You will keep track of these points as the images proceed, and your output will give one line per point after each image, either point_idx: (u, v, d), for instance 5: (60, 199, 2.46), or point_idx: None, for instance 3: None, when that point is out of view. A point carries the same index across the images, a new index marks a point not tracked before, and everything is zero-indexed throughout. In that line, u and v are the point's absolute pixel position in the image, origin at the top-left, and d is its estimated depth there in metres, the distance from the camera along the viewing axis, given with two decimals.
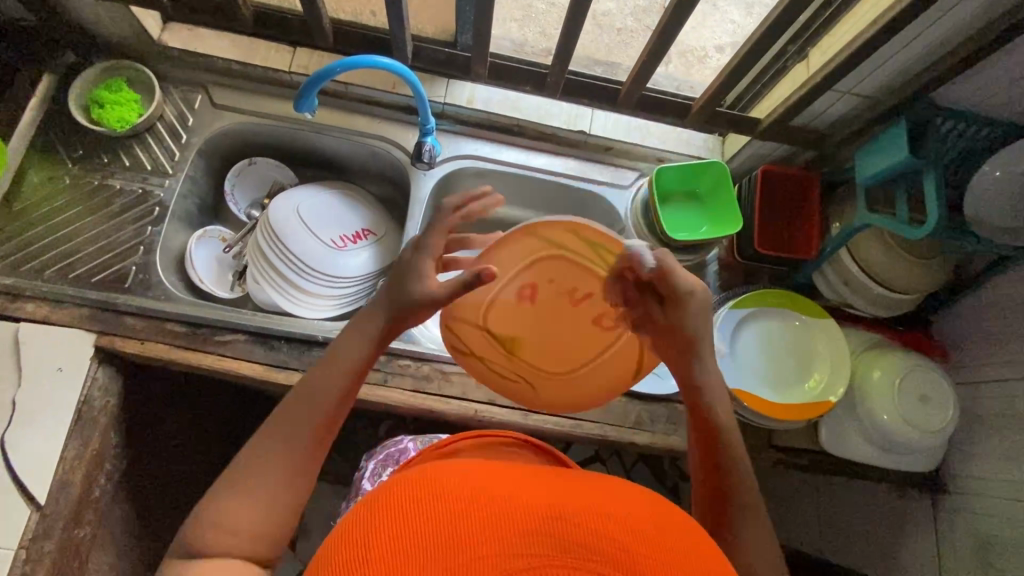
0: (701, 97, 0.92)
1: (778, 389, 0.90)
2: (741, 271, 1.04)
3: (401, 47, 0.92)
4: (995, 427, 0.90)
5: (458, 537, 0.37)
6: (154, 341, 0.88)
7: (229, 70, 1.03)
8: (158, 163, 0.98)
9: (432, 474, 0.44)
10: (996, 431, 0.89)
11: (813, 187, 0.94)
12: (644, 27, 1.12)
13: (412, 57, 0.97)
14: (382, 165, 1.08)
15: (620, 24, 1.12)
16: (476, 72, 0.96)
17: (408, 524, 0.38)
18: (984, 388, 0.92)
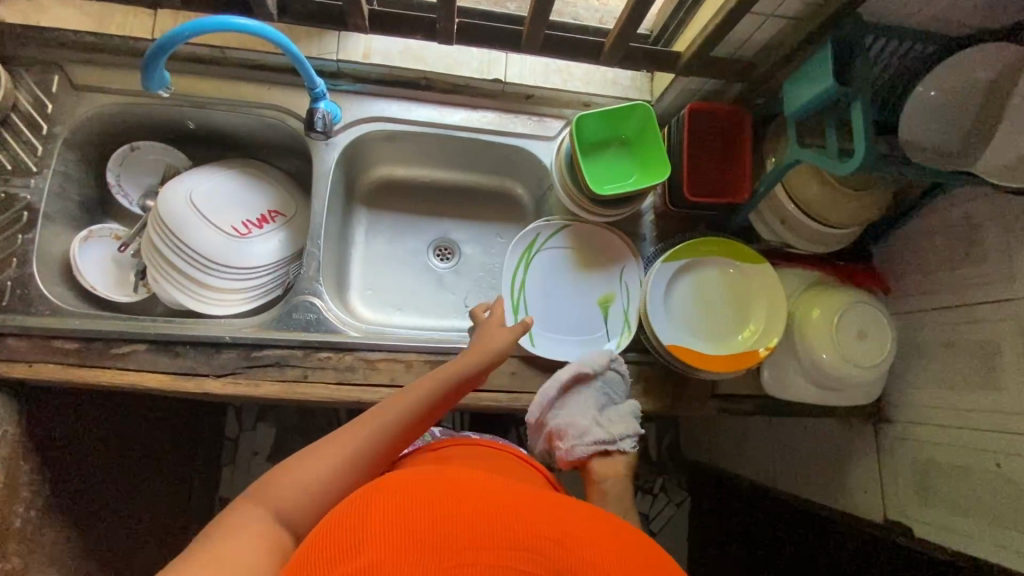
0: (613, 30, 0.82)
1: (714, 341, 0.87)
2: (677, 219, 0.98)
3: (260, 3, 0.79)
4: (933, 355, 0.89)
5: (452, 543, 0.40)
6: (43, 362, 0.80)
7: (83, 44, 0.89)
8: (19, 161, 0.87)
9: (421, 483, 0.47)
10: (935, 358, 0.89)
11: (744, 125, 0.87)
12: None
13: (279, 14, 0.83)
14: (282, 138, 0.98)
15: None
16: (354, 24, 0.83)
17: (407, 528, 0.41)
18: (923, 317, 0.91)
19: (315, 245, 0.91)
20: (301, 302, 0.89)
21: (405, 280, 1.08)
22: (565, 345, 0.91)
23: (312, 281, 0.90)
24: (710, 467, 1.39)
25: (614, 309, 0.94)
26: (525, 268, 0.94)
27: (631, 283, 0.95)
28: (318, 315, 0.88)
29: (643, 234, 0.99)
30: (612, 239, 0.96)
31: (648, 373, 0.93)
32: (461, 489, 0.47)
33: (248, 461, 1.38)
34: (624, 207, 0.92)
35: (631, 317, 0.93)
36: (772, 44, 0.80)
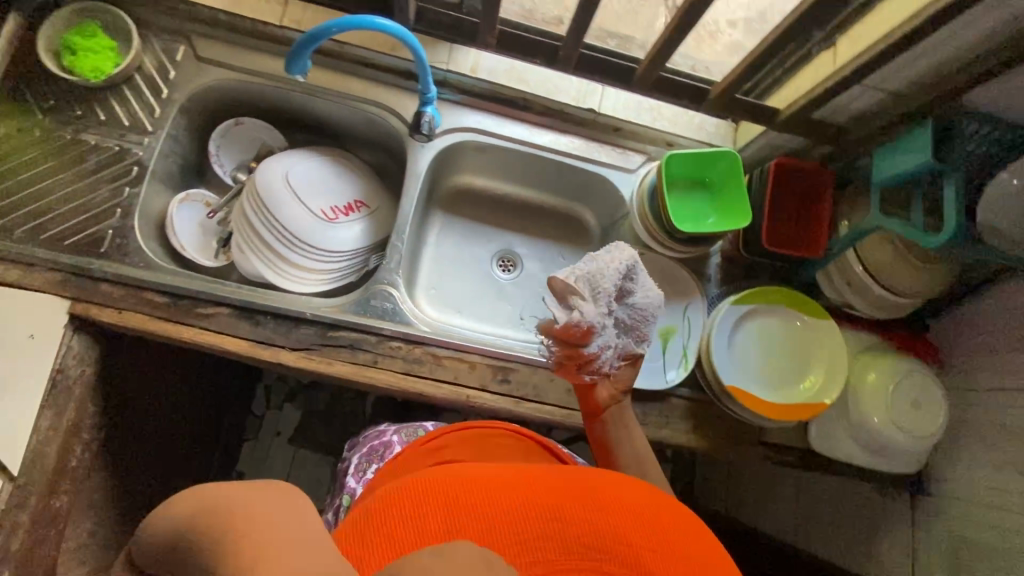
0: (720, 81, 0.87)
1: (772, 388, 0.89)
2: (743, 265, 1.01)
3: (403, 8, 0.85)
4: (979, 434, 0.91)
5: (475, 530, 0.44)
6: (132, 311, 0.83)
7: (213, 20, 0.94)
8: (137, 119, 0.91)
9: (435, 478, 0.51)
10: (980, 438, 0.91)
11: (826, 184, 0.91)
12: None
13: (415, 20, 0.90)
14: (379, 134, 1.03)
15: None
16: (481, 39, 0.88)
17: (412, 523, 0.45)
18: (973, 396, 0.93)
19: (398, 239, 0.95)
20: (378, 290, 0.92)
21: (467, 284, 1.12)
22: None
23: (390, 273, 0.94)
24: (724, 514, 1.39)
25: (675, 342, 0.96)
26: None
27: (694, 319, 0.97)
28: (393, 305, 0.91)
29: (709, 274, 1.02)
30: (681, 275, 0.99)
31: (698, 410, 0.95)
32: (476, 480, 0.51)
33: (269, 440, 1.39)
34: (698, 246, 0.96)
35: (692, 353, 0.95)
36: (867, 115, 0.84)
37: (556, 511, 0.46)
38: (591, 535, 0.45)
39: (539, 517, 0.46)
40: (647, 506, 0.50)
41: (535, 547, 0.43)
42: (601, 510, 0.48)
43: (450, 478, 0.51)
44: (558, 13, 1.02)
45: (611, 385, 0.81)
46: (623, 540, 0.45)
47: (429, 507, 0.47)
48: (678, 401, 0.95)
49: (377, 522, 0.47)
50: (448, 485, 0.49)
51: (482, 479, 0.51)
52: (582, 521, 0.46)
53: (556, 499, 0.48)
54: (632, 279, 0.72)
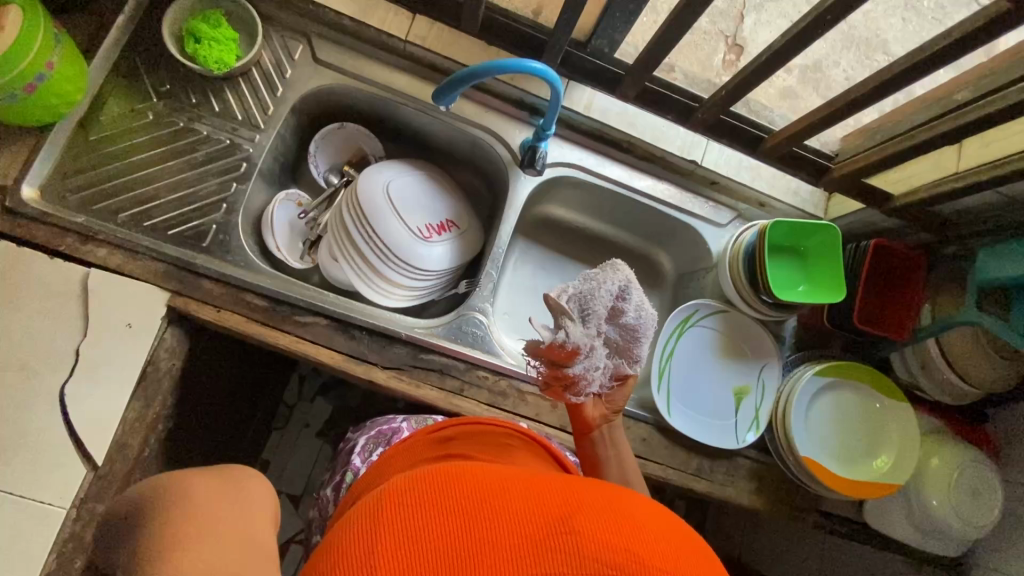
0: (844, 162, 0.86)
1: (845, 463, 0.91)
2: (820, 333, 1.03)
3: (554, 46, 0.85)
4: None
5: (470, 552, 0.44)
6: (231, 311, 0.83)
7: (337, 24, 0.93)
8: (250, 115, 0.90)
9: (437, 481, 0.50)
10: None
11: (918, 270, 0.93)
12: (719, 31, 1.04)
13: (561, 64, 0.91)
14: (479, 156, 1.02)
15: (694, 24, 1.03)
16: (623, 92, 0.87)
17: (409, 538, 0.45)
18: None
19: (493, 267, 0.95)
20: (469, 317, 0.92)
21: (539, 313, 1.12)
22: (696, 427, 0.95)
23: (482, 300, 0.94)
24: None
25: (747, 402, 0.98)
26: (677, 338, 0.98)
27: (769, 382, 0.99)
28: (483, 333, 0.92)
29: (784, 337, 1.03)
30: (759, 335, 1.00)
31: (763, 472, 0.97)
32: (477, 484, 0.50)
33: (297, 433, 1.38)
34: (783, 310, 0.98)
35: (765, 416, 0.97)
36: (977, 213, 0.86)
37: (567, 521, 0.46)
38: (599, 549, 0.44)
39: (548, 530, 0.45)
40: (655, 520, 0.49)
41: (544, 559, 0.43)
42: (611, 523, 0.47)
43: (469, 482, 0.50)
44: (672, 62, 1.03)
45: (602, 403, 0.85)
46: (630, 556, 0.44)
47: (446, 518, 0.46)
48: (745, 460, 0.96)
49: (393, 526, 0.46)
50: (466, 492, 0.49)
51: (497, 486, 0.50)
52: (590, 533, 0.45)
53: (564, 508, 0.48)
54: (619, 303, 0.76)
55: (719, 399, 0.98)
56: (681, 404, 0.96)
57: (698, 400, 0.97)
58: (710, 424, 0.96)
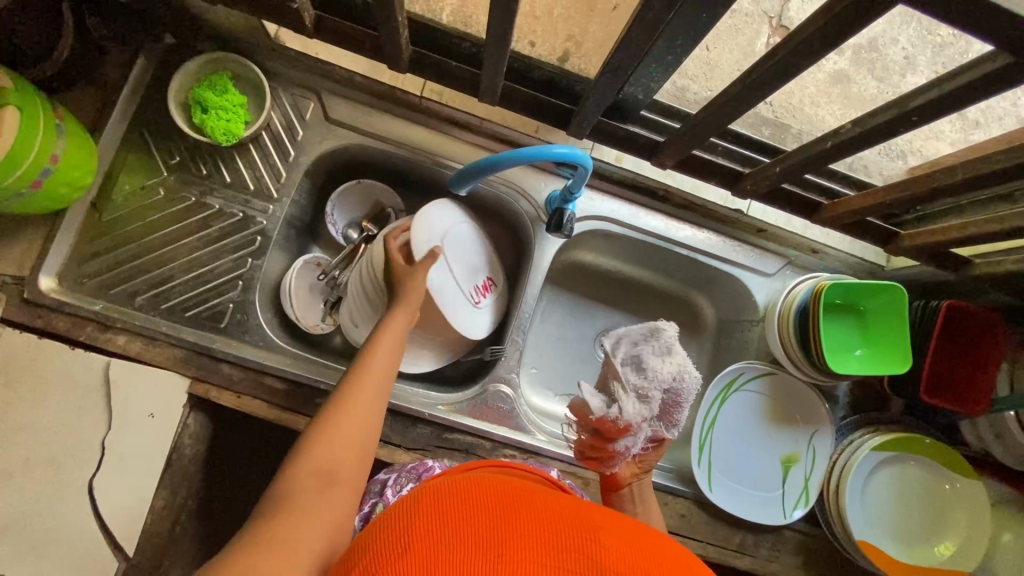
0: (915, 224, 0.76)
1: (908, 547, 0.84)
2: (877, 394, 0.94)
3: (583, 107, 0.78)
4: None
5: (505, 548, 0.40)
6: (251, 397, 0.81)
7: (348, 80, 0.87)
8: (262, 183, 0.86)
9: (477, 487, 0.48)
10: None
11: (999, 336, 0.82)
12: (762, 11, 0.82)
13: (590, 130, 0.83)
14: (503, 209, 0.96)
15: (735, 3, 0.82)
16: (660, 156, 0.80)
17: (443, 531, 0.42)
18: None
19: (519, 334, 0.90)
20: (495, 390, 0.88)
21: (569, 367, 1.06)
22: (740, 502, 0.89)
23: (508, 370, 0.89)
24: None
25: (796, 472, 0.91)
26: (719, 405, 0.91)
27: (820, 450, 0.91)
28: (509, 407, 0.87)
29: (837, 398, 0.95)
30: (808, 399, 0.92)
31: (811, 545, 0.91)
32: (514, 496, 0.48)
33: None
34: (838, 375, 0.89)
35: (816, 489, 0.90)
36: None
37: (596, 534, 0.44)
38: (626, 566, 0.41)
39: (575, 537, 0.43)
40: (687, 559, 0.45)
41: (566, 560, 0.40)
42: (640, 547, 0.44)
43: (499, 490, 0.48)
44: None
45: (633, 463, 0.78)
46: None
47: (477, 510, 0.44)
48: (792, 534, 0.90)
49: (427, 509, 0.44)
50: (496, 494, 0.47)
51: (528, 498, 0.48)
52: (619, 550, 0.42)
53: (593, 525, 0.45)
54: (658, 367, 0.69)
55: (763, 468, 0.91)
56: (722, 476, 0.90)
57: (740, 471, 0.90)
58: (753, 496, 0.90)
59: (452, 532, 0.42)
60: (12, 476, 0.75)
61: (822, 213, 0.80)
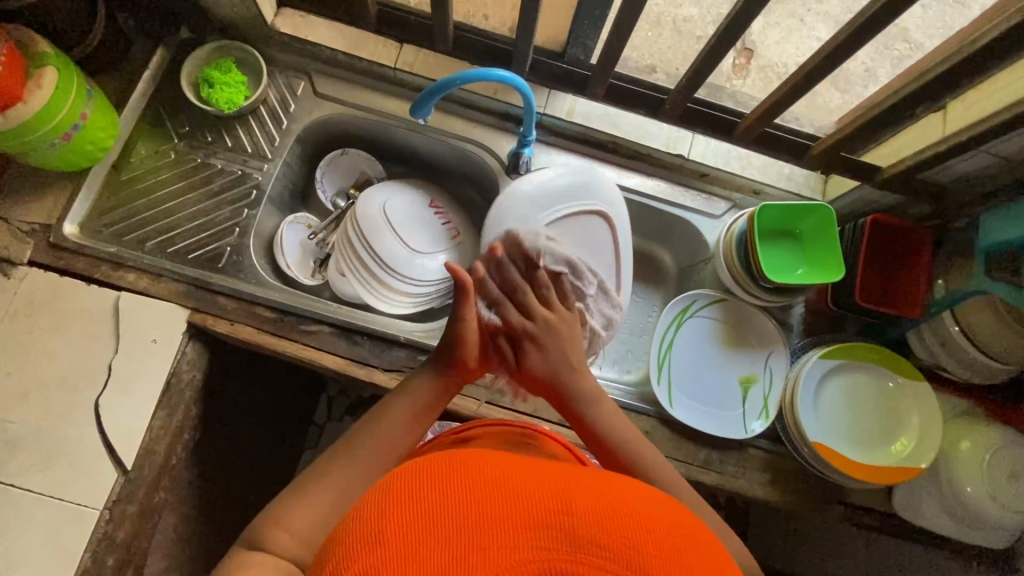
0: (821, 139, 0.89)
1: (865, 450, 0.88)
2: (829, 317, 1.00)
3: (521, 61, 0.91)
4: None
5: (472, 525, 0.39)
6: (243, 324, 0.90)
7: (333, 60, 1.02)
8: (259, 147, 1.00)
9: (441, 463, 0.45)
10: None
11: (925, 245, 0.89)
12: (727, 37, 1.09)
13: (529, 69, 0.95)
14: (472, 169, 1.07)
15: (701, 32, 1.09)
16: (591, 90, 0.95)
17: (410, 523, 0.39)
18: None
19: None
20: None
21: None
22: (702, 418, 0.93)
23: None
24: None
25: (754, 391, 0.95)
26: (676, 330, 0.98)
27: (776, 369, 0.96)
28: None
29: (791, 324, 1.01)
30: (760, 322, 0.98)
31: (776, 462, 0.93)
32: (479, 464, 0.45)
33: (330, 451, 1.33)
34: (784, 296, 0.95)
35: (774, 405, 0.94)
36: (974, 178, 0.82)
37: (567, 502, 0.41)
38: (600, 533, 0.39)
39: (546, 508, 0.40)
40: (660, 510, 0.44)
41: (542, 536, 0.38)
42: (615, 509, 0.42)
43: (460, 471, 0.44)
44: (651, 62, 1.06)
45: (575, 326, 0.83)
46: (634, 544, 0.39)
47: (442, 491, 0.41)
48: (757, 451, 0.94)
49: (391, 511, 0.41)
50: (459, 476, 0.43)
51: (493, 468, 0.44)
52: (593, 516, 0.40)
53: (567, 489, 0.43)
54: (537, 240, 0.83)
55: (723, 390, 0.96)
56: (683, 395, 0.95)
57: (700, 390, 0.96)
58: (715, 414, 0.94)
59: (422, 534, 0.38)
60: (28, 395, 0.83)
61: (738, 132, 0.94)
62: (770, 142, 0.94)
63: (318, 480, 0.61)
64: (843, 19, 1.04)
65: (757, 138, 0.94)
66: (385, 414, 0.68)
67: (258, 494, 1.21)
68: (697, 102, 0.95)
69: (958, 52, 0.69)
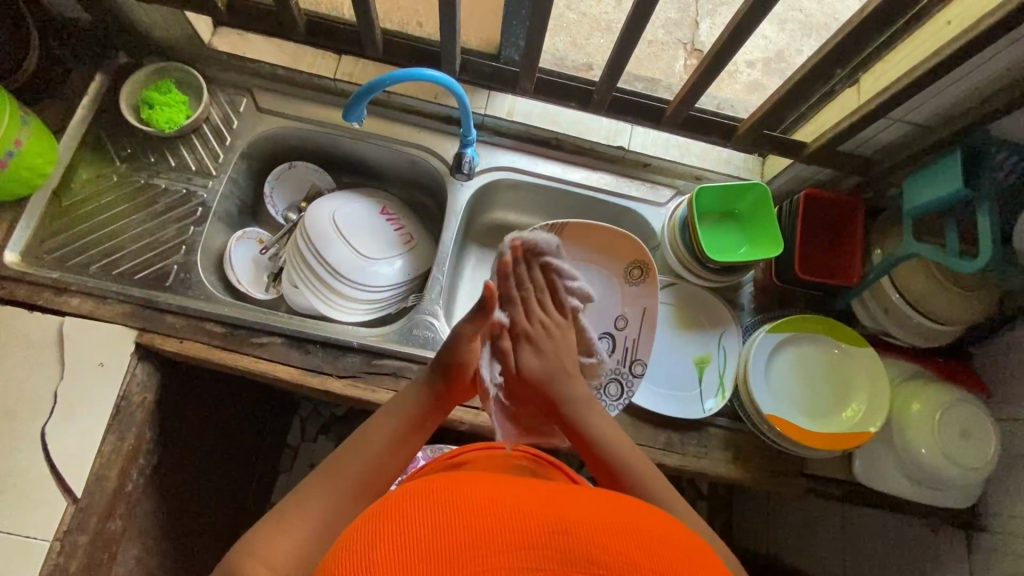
0: (746, 119, 0.93)
1: (816, 419, 0.90)
2: (778, 293, 1.02)
3: (450, 60, 0.93)
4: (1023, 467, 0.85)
5: (463, 544, 0.36)
6: (193, 341, 0.89)
7: (274, 75, 1.03)
8: (203, 164, 1.01)
9: (426, 487, 0.42)
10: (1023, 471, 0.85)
11: (858, 214, 0.92)
12: (676, 40, 1.14)
13: (460, 69, 0.96)
14: (420, 174, 1.09)
15: (652, 37, 1.14)
16: (521, 85, 0.96)
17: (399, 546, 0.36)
18: (1016, 427, 0.88)
19: (439, 272, 1.01)
20: (420, 320, 0.97)
21: None
22: (658, 399, 0.94)
23: (431, 304, 0.99)
24: (763, 555, 1.27)
25: (710, 370, 0.97)
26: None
27: (730, 349, 0.98)
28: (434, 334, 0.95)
29: (741, 303, 1.03)
30: (709, 301, 1.01)
31: (737, 439, 0.94)
32: (467, 485, 0.42)
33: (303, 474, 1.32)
34: (731, 275, 0.97)
35: (727, 382, 0.96)
36: (894, 146, 0.86)
37: (564, 521, 0.39)
38: (598, 549, 0.37)
39: (537, 525, 0.38)
40: (658, 527, 0.42)
41: (538, 555, 0.36)
42: (613, 525, 0.40)
43: (448, 492, 0.41)
44: (588, 59, 1.09)
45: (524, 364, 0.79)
46: (629, 558, 0.37)
47: (428, 511, 0.39)
48: (717, 430, 0.94)
49: (386, 528, 0.38)
50: (449, 496, 0.40)
51: (485, 487, 0.42)
52: (590, 534, 0.38)
53: (560, 509, 0.40)
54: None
55: (681, 371, 0.97)
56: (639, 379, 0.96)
57: (656, 375, 0.97)
58: (675, 396, 0.95)
59: (413, 556, 0.36)
60: None
61: (667, 117, 0.97)
62: (699, 126, 0.97)
63: (297, 509, 0.59)
64: (787, 20, 1.11)
65: (689, 123, 0.97)
66: (366, 433, 0.68)
67: (227, 520, 1.18)
68: (624, 92, 0.97)
69: (849, 20, 0.72)
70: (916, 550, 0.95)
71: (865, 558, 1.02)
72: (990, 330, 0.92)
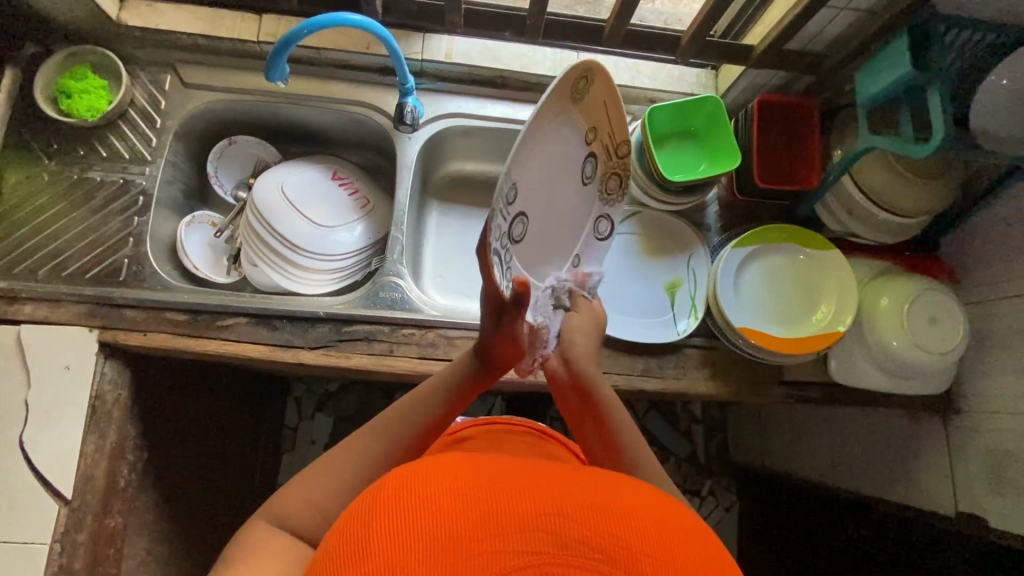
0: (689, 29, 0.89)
1: (789, 327, 0.91)
2: (743, 208, 1.01)
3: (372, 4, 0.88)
4: (991, 345, 0.87)
5: (453, 537, 0.35)
6: (156, 332, 0.88)
7: (195, 46, 0.98)
8: (136, 151, 0.96)
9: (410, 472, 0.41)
10: (992, 349, 0.87)
11: (811, 114, 0.91)
12: None
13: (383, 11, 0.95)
14: (366, 133, 1.05)
15: None
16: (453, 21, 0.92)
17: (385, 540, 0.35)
18: (984, 309, 0.89)
19: (398, 231, 0.98)
20: (386, 282, 0.95)
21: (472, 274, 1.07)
22: (633, 328, 0.94)
23: (395, 264, 0.97)
24: (758, 465, 1.32)
25: (681, 294, 0.97)
26: None
27: (699, 270, 0.97)
28: (402, 295, 0.94)
29: (706, 224, 1.02)
30: (672, 224, 1.00)
31: (714, 357, 0.95)
32: (454, 467, 0.41)
33: (305, 449, 1.35)
34: (693, 195, 0.95)
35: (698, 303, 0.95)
36: (844, 37, 0.83)
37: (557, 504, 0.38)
38: (591, 532, 0.36)
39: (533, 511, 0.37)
40: (657, 506, 0.41)
41: (532, 543, 0.35)
42: (607, 504, 0.39)
43: (446, 473, 0.40)
44: None
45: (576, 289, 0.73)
46: (626, 541, 0.36)
47: (413, 500, 0.37)
48: (694, 350, 0.95)
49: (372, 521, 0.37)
50: (435, 481, 0.39)
51: (471, 471, 0.41)
52: (583, 515, 0.37)
53: (556, 492, 0.39)
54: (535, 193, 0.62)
55: (653, 298, 0.97)
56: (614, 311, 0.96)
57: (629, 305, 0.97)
58: (650, 323, 0.95)
59: (399, 549, 0.35)
60: None
61: (608, 37, 0.93)
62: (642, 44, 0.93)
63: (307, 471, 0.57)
64: None
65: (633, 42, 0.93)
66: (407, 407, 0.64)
67: (232, 502, 1.20)
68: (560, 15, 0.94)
69: None
70: (897, 438, 0.98)
71: (851, 452, 1.06)
72: (955, 216, 0.91)
